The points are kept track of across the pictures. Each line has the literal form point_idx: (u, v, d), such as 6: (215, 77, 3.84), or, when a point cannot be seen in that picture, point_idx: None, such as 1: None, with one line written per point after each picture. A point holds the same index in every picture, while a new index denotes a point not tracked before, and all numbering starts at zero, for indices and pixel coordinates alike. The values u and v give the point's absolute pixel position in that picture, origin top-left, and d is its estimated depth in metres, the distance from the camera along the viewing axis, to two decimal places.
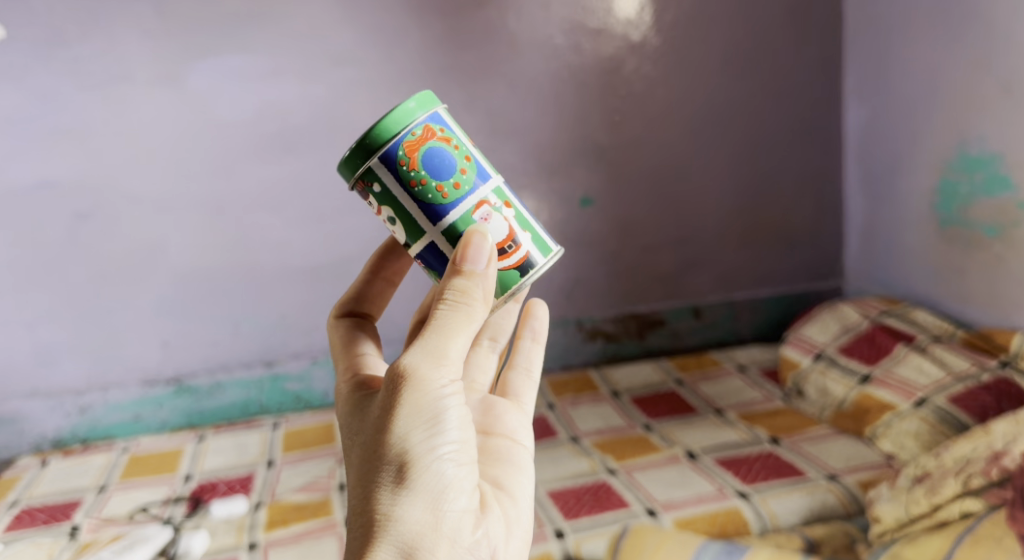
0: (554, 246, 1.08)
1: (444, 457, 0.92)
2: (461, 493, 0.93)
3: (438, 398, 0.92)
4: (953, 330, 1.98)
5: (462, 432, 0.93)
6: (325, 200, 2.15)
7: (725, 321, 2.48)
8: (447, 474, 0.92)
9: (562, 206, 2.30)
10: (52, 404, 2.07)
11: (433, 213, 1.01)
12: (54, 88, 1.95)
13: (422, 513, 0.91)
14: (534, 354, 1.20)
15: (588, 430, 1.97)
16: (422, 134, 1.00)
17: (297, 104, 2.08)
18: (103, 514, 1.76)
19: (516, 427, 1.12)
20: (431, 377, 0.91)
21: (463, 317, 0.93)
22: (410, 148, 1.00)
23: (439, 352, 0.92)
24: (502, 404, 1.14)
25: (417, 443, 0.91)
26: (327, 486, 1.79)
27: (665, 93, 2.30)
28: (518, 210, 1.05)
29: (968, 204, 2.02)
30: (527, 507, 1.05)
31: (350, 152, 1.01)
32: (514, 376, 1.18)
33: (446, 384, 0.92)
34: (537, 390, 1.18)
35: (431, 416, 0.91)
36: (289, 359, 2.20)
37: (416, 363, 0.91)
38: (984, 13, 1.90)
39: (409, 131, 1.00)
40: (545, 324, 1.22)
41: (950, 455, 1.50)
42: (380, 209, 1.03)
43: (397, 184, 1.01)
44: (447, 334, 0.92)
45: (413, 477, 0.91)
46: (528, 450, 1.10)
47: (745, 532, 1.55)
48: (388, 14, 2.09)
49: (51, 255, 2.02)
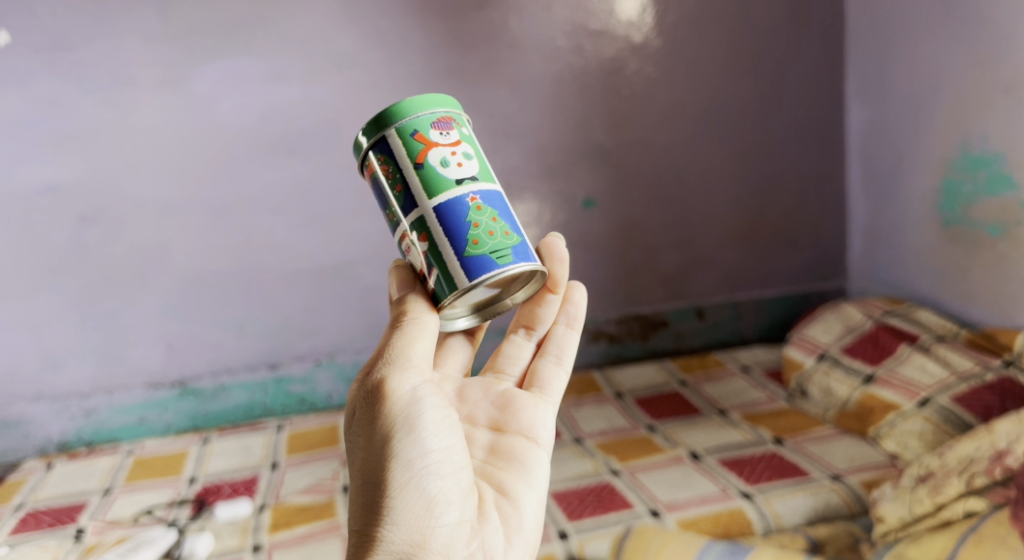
0: (468, 280, 1.01)
1: (427, 468, 0.95)
2: (449, 505, 0.95)
3: (408, 410, 0.96)
4: (956, 329, 1.98)
5: (440, 440, 0.96)
6: (327, 203, 2.15)
7: (729, 321, 2.48)
8: (432, 487, 0.94)
9: (564, 207, 2.30)
10: (56, 407, 2.07)
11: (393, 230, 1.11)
12: (56, 94, 1.96)
13: (408, 529, 0.92)
14: (567, 339, 1.17)
15: (591, 431, 1.98)
16: (372, 158, 1.07)
17: (300, 106, 2.09)
18: (109, 516, 1.77)
19: (534, 424, 1.09)
20: (399, 388, 0.96)
21: (416, 326, 0.99)
22: (369, 169, 1.09)
23: (403, 359, 0.97)
24: (523, 399, 1.11)
25: (397, 456, 0.94)
26: (331, 488, 1.79)
27: (667, 94, 2.31)
28: (431, 244, 1.03)
29: (971, 203, 2.02)
30: (533, 514, 1.03)
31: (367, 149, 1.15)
32: (544, 365, 1.16)
33: (415, 393, 0.96)
34: (567, 380, 1.16)
35: (405, 425, 0.95)
36: (293, 362, 2.21)
37: (383, 375, 0.97)
38: (985, 13, 1.91)
39: (365, 155, 1.08)
40: (581, 310, 1.19)
41: (954, 455, 1.49)
42: None
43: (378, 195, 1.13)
44: (405, 346, 0.98)
45: (396, 493, 0.93)
46: (544, 449, 1.08)
47: (749, 532, 1.55)
48: (389, 17, 2.10)
49: (55, 259, 2.03)
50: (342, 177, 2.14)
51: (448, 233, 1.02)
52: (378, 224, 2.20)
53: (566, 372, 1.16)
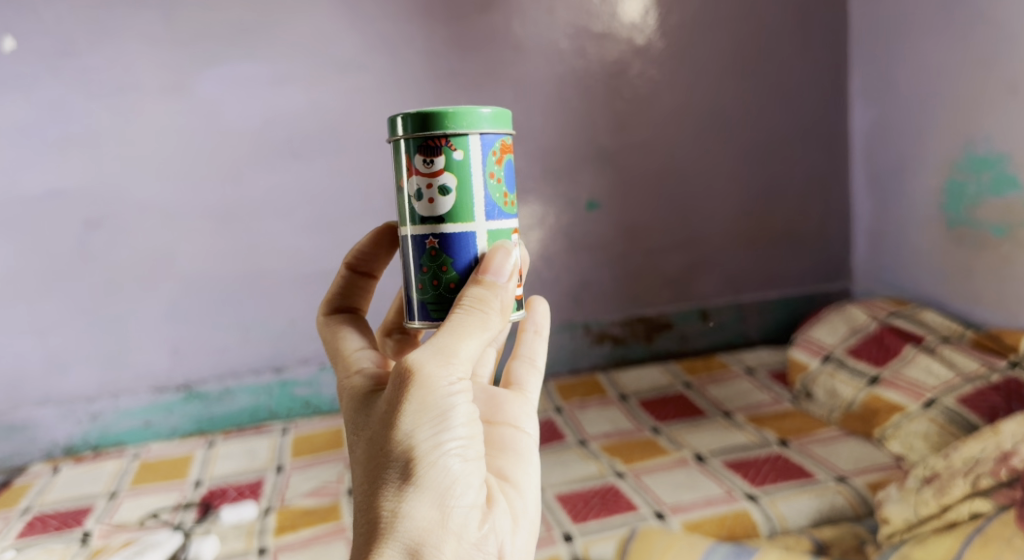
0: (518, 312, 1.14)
1: (451, 452, 0.89)
2: (468, 489, 0.91)
3: (445, 397, 0.89)
4: (962, 330, 1.98)
5: (470, 427, 0.91)
6: (333, 207, 2.16)
7: (734, 323, 2.47)
8: (453, 470, 0.90)
9: (569, 209, 2.30)
10: (63, 411, 2.08)
11: (492, 211, 1.05)
12: (62, 99, 1.98)
13: (427, 510, 0.88)
14: (537, 344, 1.17)
15: (595, 434, 1.98)
16: (511, 144, 1.07)
17: (305, 110, 2.10)
18: (114, 520, 1.77)
19: (520, 415, 1.09)
20: (437, 375, 0.89)
21: (478, 321, 0.94)
22: (503, 148, 1.06)
23: (450, 350, 0.90)
24: (504, 395, 1.10)
25: (424, 440, 0.88)
26: (335, 490, 1.79)
27: (670, 97, 2.31)
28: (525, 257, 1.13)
29: (977, 203, 2.01)
30: (533, 497, 1.03)
31: (445, 111, 1.02)
32: (517, 365, 1.14)
33: (454, 382, 0.90)
34: (541, 378, 1.15)
35: (437, 413, 0.89)
36: (298, 365, 2.21)
37: (424, 359, 0.89)
38: (987, 13, 1.91)
39: (507, 134, 1.06)
40: (546, 318, 1.18)
41: (959, 456, 1.48)
42: (441, 172, 1.03)
43: (481, 167, 1.03)
44: (459, 333, 0.92)
45: (417, 475, 0.88)
46: (532, 438, 1.08)
47: (754, 534, 1.55)
48: (393, 20, 2.11)
49: (62, 263, 2.04)
50: (347, 181, 2.15)
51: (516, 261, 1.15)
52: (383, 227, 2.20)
53: (539, 372, 1.15)
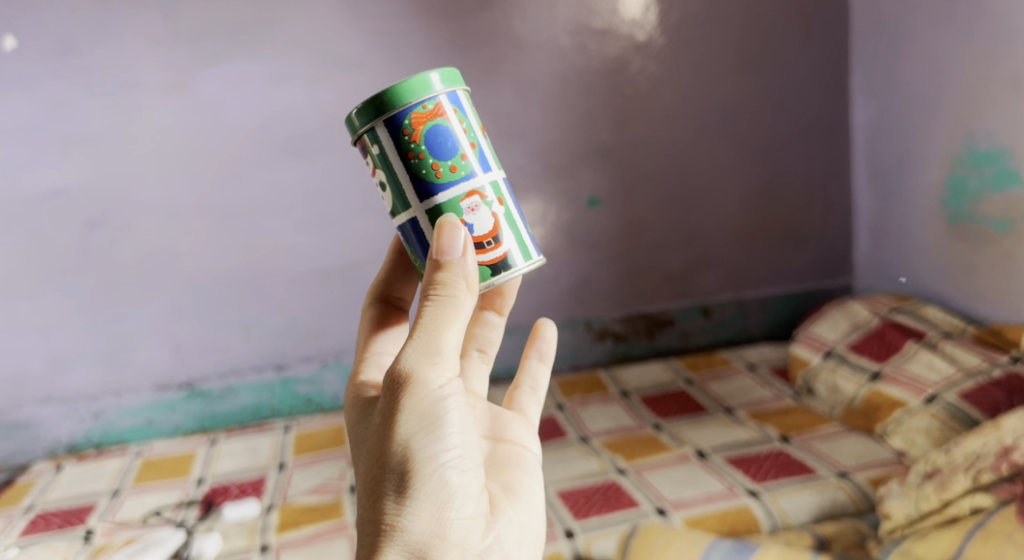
0: (524, 261, 1.06)
1: (448, 463, 0.90)
2: (467, 499, 0.91)
3: (438, 400, 0.89)
4: (963, 325, 1.98)
5: (464, 434, 0.91)
6: (333, 204, 2.16)
7: (736, 319, 2.47)
8: (451, 482, 0.90)
9: (570, 207, 2.30)
10: (66, 410, 2.08)
11: (427, 189, 1.02)
12: (64, 98, 1.98)
13: (427, 523, 0.88)
14: (540, 373, 1.18)
15: (596, 430, 1.98)
16: (432, 109, 1.01)
17: (304, 108, 2.10)
18: (117, 518, 1.78)
19: (523, 435, 1.10)
20: (427, 379, 0.88)
21: (450, 310, 0.89)
22: (416, 121, 1.01)
23: (433, 352, 0.88)
24: (510, 416, 1.11)
25: (420, 451, 0.89)
26: (338, 488, 1.79)
27: (671, 94, 2.31)
28: (506, 212, 1.04)
29: (979, 199, 2.01)
30: (538, 509, 1.03)
31: (354, 113, 1.04)
32: (519, 393, 1.16)
33: (444, 386, 0.90)
34: (541, 407, 1.17)
35: (431, 421, 0.89)
36: (299, 363, 2.21)
37: (411, 366, 0.88)
38: (989, 6, 1.91)
39: (417, 104, 1.01)
40: (552, 344, 1.20)
41: (961, 450, 1.48)
42: (374, 171, 1.05)
43: (395, 152, 1.02)
44: (437, 330, 0.88)
45: (415, 487, 0.88)
46: (534, 454, 1.09)
47: (756, 530, 1.55)
48: (392, 17, 2.11)
49: (65, 261, 2.04)
50: (347, 178, 2.15)
51: (514, 202, 1.07)
52: (384, 225, 2.20)
53: (540, 401, 1.17)
